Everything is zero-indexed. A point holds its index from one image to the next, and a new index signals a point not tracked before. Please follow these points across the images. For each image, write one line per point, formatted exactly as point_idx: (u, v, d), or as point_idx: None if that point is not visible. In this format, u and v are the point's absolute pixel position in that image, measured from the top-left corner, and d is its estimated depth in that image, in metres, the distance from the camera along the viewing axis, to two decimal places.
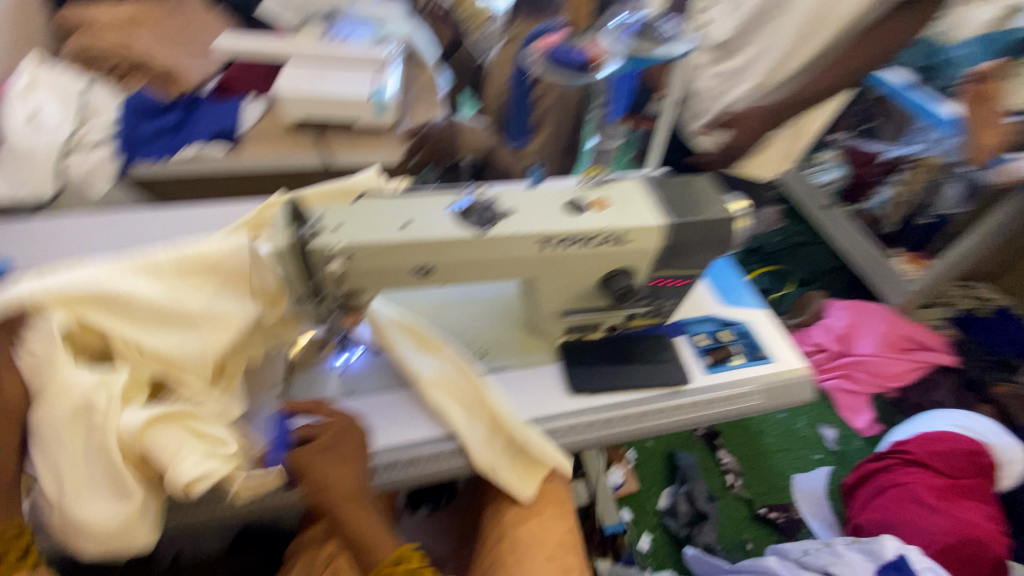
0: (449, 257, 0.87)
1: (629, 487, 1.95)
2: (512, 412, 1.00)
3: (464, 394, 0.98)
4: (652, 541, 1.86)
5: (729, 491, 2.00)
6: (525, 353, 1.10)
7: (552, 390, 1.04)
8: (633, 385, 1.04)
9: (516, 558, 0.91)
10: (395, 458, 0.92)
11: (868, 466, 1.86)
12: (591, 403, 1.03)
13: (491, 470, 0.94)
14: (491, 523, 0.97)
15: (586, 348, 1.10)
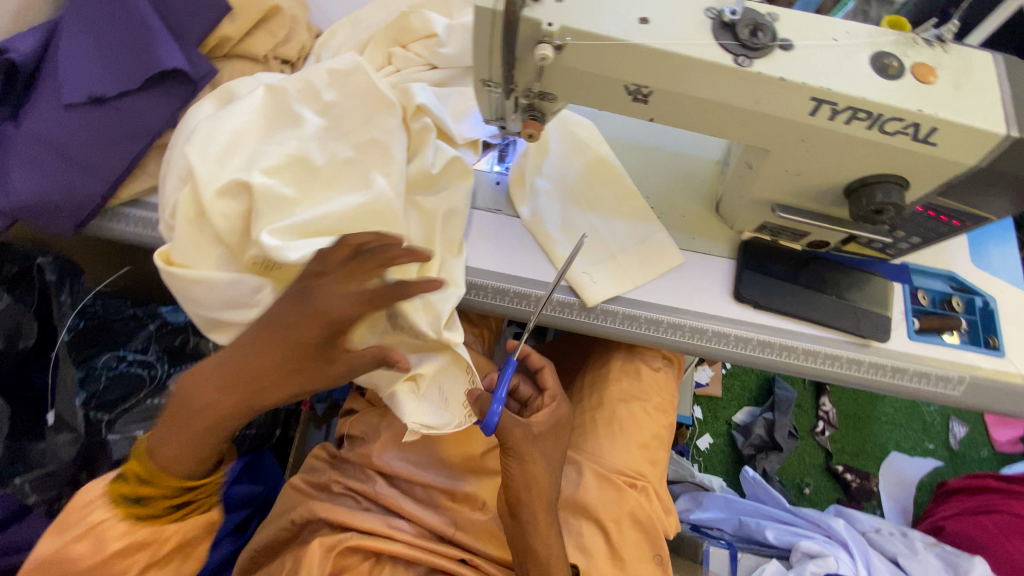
0: (683, 85, 0.65)
1: (712, 390, 1.81)
2: (662, 292, 0.87)
3: (626, 255, 0.88)
4: (712, 446, 1.77)
5: (816, 437, 1.79)
6: (697, 233, 0.93)
7: (714, 286, 0.88)
8: (815, 317, 0.85)
9: (610, 432, 0.86)
10: (526, 291, 0.85)
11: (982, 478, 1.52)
12: (753, 316, 0.86)
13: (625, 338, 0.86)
14: (593, 389, 0.92)
15: (774, 254, 0.90)
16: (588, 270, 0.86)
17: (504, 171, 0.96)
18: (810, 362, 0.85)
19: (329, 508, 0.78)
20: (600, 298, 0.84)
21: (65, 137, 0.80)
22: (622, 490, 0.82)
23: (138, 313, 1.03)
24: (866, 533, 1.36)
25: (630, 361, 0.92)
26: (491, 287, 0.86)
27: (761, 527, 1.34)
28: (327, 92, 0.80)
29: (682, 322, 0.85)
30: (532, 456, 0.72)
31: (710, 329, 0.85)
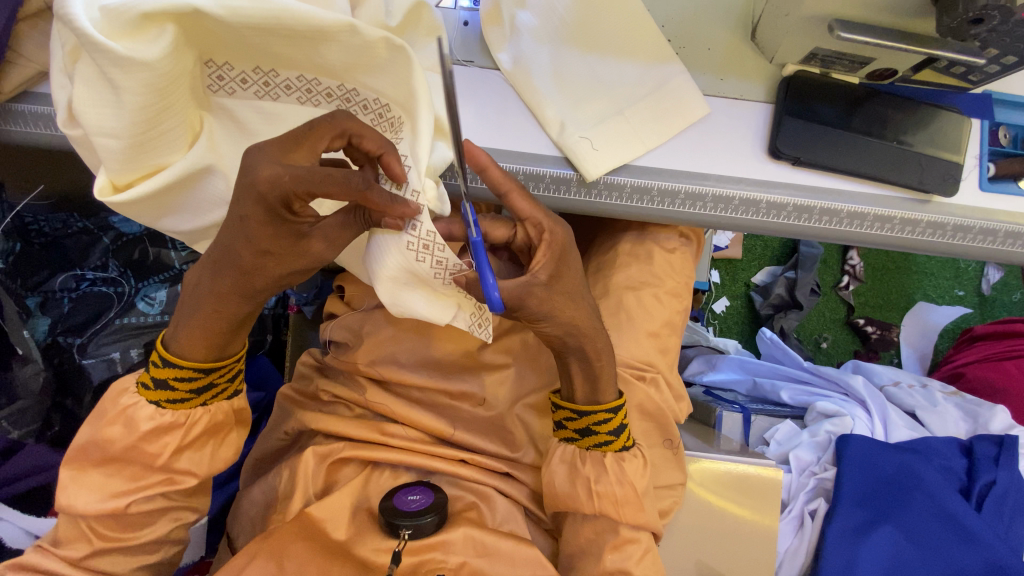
0: None
1: (731, 252, 1.70)
2: (680, 156, 0.71)
3: (639, 114, 0.71)
4: (728, 308, 1.71)
5: (840, 293, 1.71)
6: (725, 72, 0.74)
7: (745, 142, 0.72)
8: (865, 174, 0.70)
9: (616, 322, 0.77)
10: (510, 168, 0.69)
11: (1016, 321, 1.43)
12: (790, 177, 0.71)
13: (633, 216, 0.71)
14: (597, 277, 0.81)
15: (823, 93, 0.71)
16: (587, 135, 0.69)
17: (475, 8, 0.74)
18: (855, 228, 0.71)
19: (321, 420, 0.75)
20: (602, 170, 0.68)
21: None
22: (630, 383, 0.76)
23: (89, 226, 0.90)
24: (884, 388, 1.32)
25: (639, 241, 0.80)
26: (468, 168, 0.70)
27: (776, 388, 1.32)
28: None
29: (703, 192, 0.70)
30: (561, 306, 0.61)
31: (736, 198, 0.70)
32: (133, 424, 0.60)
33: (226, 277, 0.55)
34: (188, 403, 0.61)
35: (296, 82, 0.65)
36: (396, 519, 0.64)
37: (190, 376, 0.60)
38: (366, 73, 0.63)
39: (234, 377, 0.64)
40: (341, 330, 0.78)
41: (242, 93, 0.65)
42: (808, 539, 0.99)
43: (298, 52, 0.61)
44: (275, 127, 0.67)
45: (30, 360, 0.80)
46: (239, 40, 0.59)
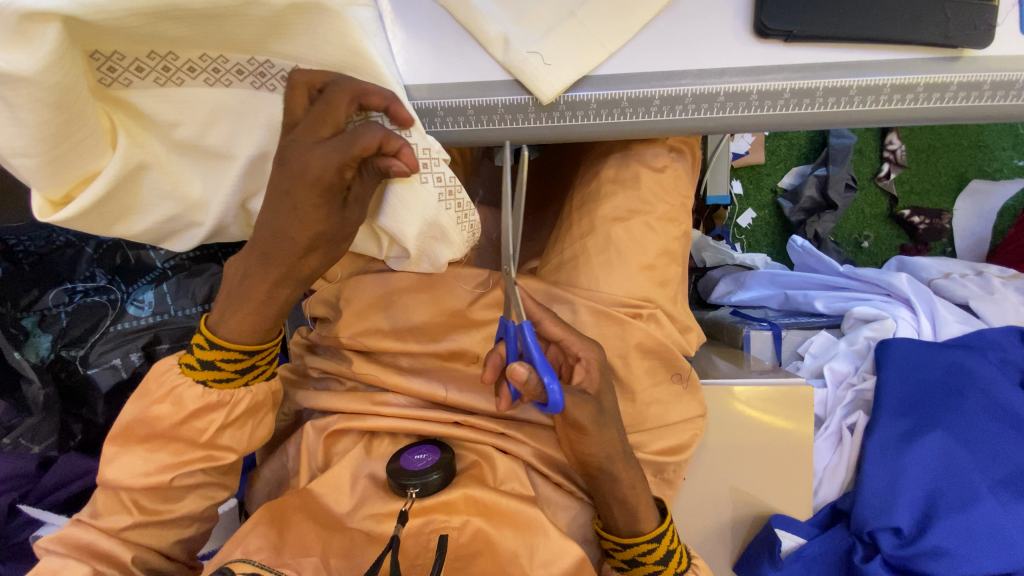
0: None
1: (753, 159, 1.55)
2: (650, 54, 0.60)
3: (594, 16, 0.61)
4: (755, 220, 1.59)
5: (880, 185, 1.54)
6: None
7: (725, 25, 0.60)
8: (874, 37, 0.58)
9: (606, 258, 0.70)
10: (459, 105, 0.62)
11: None
12: (784, 56, 0.60)
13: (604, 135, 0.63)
14: (580, 212, 0.74)
15: None
16: (537, 50, 0.60)
17: None
18: (866, 106, 0.60)
19: (315, 398, 0.74)
20: (558, 87, 0.59)
21: None
22: (626, 323, 0.69)
23: (70, 238, 0.88)
24: (932, 282, 1.21)
25: (624, 163, 0.72)
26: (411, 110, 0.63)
27: (810, 298, 1.21)
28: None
29: (681, 94, 0.60)
30: None
31: (721, 94, 0.60)
32: (181, 402, 0.60)
33: (274, 264, 0.57)
34: (232, 383, 0.62)
35: (200, 62, 0.56)
36: (405, 476, 0.63)
37: (236, 357, 0.61)
38: (279, 40, 0.56)
39: (273, 360, 0.65)
40: (320, 307, 0.75)
41: (140, 83, 0.55)
42: (849, 453, 0.93)
43: (195, 30, 0.53)
44: (189, 114, 0.58)
45: (31, 380, 0.82)
46: (135, 31, 0.51)
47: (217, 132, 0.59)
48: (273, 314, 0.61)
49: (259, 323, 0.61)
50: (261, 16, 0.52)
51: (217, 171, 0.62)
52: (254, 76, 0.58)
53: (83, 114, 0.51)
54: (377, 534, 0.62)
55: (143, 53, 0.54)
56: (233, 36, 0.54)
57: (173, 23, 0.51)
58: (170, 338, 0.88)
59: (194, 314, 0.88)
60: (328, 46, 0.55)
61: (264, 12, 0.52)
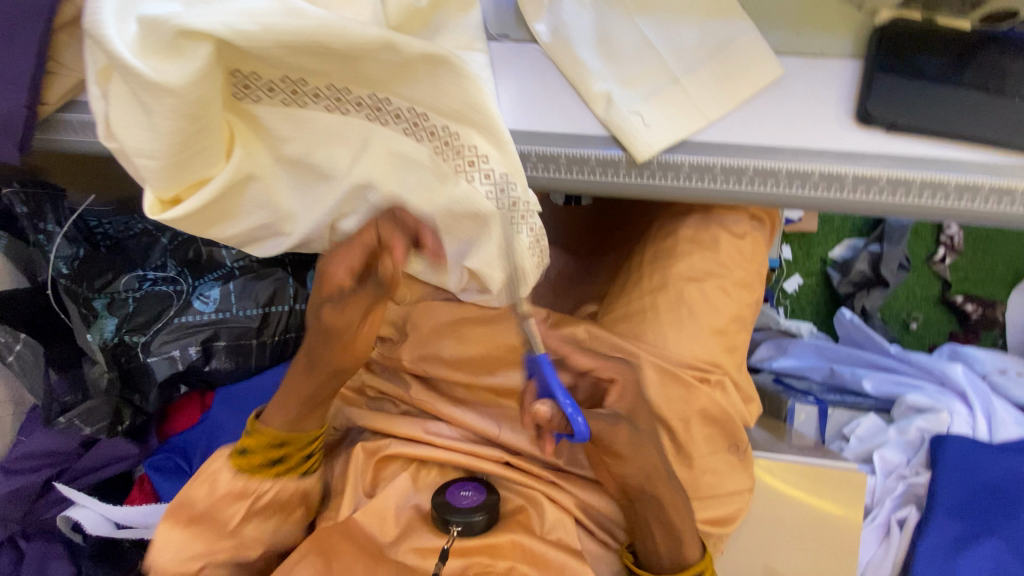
0: None
1: (806, 226, 1.54)
2: (750, 126, 0.61)
3: (699, 84, 0.62)
4: (802, 286, 1.56)
5: (934, 267, 1.52)
6: (803, 24, 0.63)
7: (827, 106, 0.61)
8: (978, 135, 0.58)
9: (675, 317, 0.70)
10: (552, 153, 0.64)
11: None
12: (885, 144, 0.59)
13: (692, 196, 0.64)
14: (651, 267, 0.74)
15: (924, 43, 0.60)
16: (638, 110, 0.62)
17: None
18: (964, 203, 0.59)
19: (367, 418, 0.75)
20: (655, 148, 0.60)
21: None
22: (691, 386, 0.68)
23: (149, 228, 0.94)
24: (987, 377, 1.16)
25: (702, 225, 0.72)
26: None
27: (858, 376, 1.18)
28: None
29: (776, 168, 0.60)
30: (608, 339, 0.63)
31: (817, 173, 0.60)
32: (215, 483, 0.67)
33: (304, 360, 0.67)
34: (261, 474, 0.67)
35: (325, 90, 0.58)
36: (449, 513, 0.63)
37: (271, 446, 0.68)
38: (402, 82, 0.57)
39: (308, 457, 0.70)
40: (385, 327, 0.76)
41: (269, 101, 0.58)
42: (896, 550, 0.92)
43: (329, 64, 0.55)
44: (303, 134, 0.60)
45: (96, 363, 0.85)
46: (276, 56, 0.54)
47: (323, 156, 0.61)
48: (309, 403, 0.69)
49: (289, 416, 0.68)
50: (393, 60, 0.54)
51: (316, 192, 0.63)
52: (367, 109, 0.60)
53: (210, 126, 0.54)
54: (419, 569, 0.63)
55: (275, 76, 0.57)
56: (362, 73, 0.56)
57: (309, 56, 0.54)
58: (227, 336, 0.89)
59: (254, 315, 0.91)
60: (447, 91, 0.57)
61: (395, 57, 0.54)
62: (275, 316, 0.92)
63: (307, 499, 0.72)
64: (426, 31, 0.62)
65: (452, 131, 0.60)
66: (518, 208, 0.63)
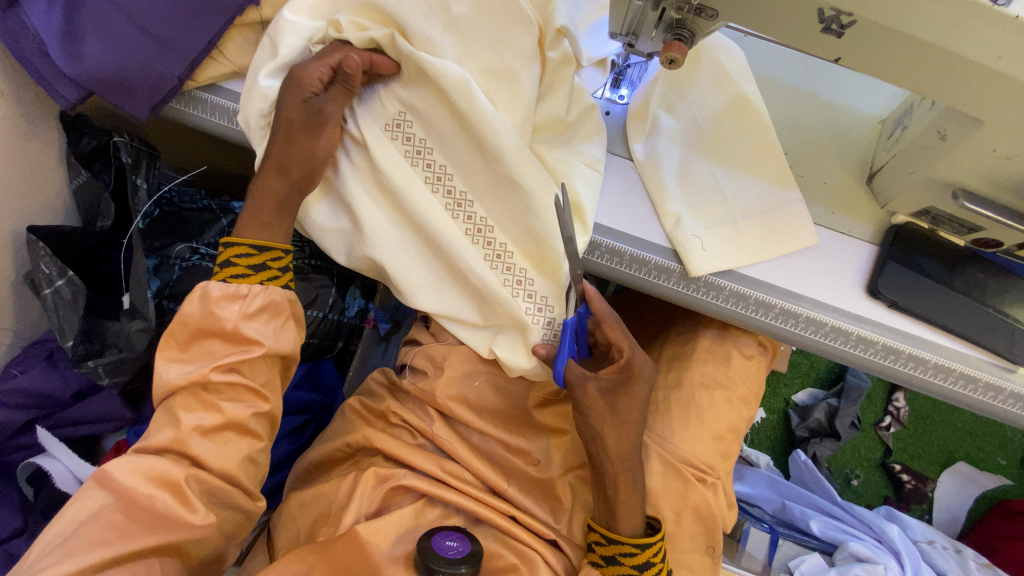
0: (904, 20, 0.50)
1: (779, 365, 1.69)
2: (783, 273, 0.74)
3: (749, 230, 0.75)
4: (763, 419, 1.69)
5: (879, 432, 1.67)
6: (836, 205, 0.78)
7: (844, 274, 0.75)
8: (957, 329, 0.72)
9: (685, 415, 0.79)
10: (620, 248, 0.74)
11: None
12: (884, 317, 0.73)
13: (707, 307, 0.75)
14: (670, 367, 0.84)
15: (926, 246, 0.75)
16: (700, 235, 0.74)
17: (615, 98, 0.82)
18: (938, 379, 0.72)
19: (385, 439, 0.78)
20: (707, 269, 0.72)
21: (147, 8, 0.72)
22: (690, 483, 0.75)
23: (211, 205, 0.99)
24: (918, 543, 1.27)
25: (720, 341, 0.83)
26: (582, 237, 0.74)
27: (806, 516, 1.27)
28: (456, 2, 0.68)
29: (798, 311, 0.73)
30: (608, 412, 0.68)
31: (828, 324, 0.73)
32: (205, 299, 0.65)
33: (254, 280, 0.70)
34: (246, 278, 0.67)
35: (435, 168, 0.73)
36: (435, 562, 0.64)
37: (253, 261, 0.68)
38: (489, 197, 0.72)
39: (284, 269, 0.71)
40: (422, 358, 0.82)
41: (397, 146, 0.72)
42: None
43: (460, 144, 0.71)
44: (406, 181, 0.72)
45: (135, 319, 0.83)
46: (435, 124, 0.71)
47: (422, 202, 0.71)
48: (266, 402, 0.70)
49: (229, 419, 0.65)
50: (495, 166, 0.70)
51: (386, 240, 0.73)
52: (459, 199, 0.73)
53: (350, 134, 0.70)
54: None
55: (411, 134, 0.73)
56: (469, 169, 0.72)
57: (451, 134, 0.71)
58: None
59: None
60: (517, 213, 0.71)
61: (498, 165, 0.70)
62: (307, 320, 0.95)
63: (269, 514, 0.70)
64: (562, 138, 0.75)
65: (508, 250, 0.73)
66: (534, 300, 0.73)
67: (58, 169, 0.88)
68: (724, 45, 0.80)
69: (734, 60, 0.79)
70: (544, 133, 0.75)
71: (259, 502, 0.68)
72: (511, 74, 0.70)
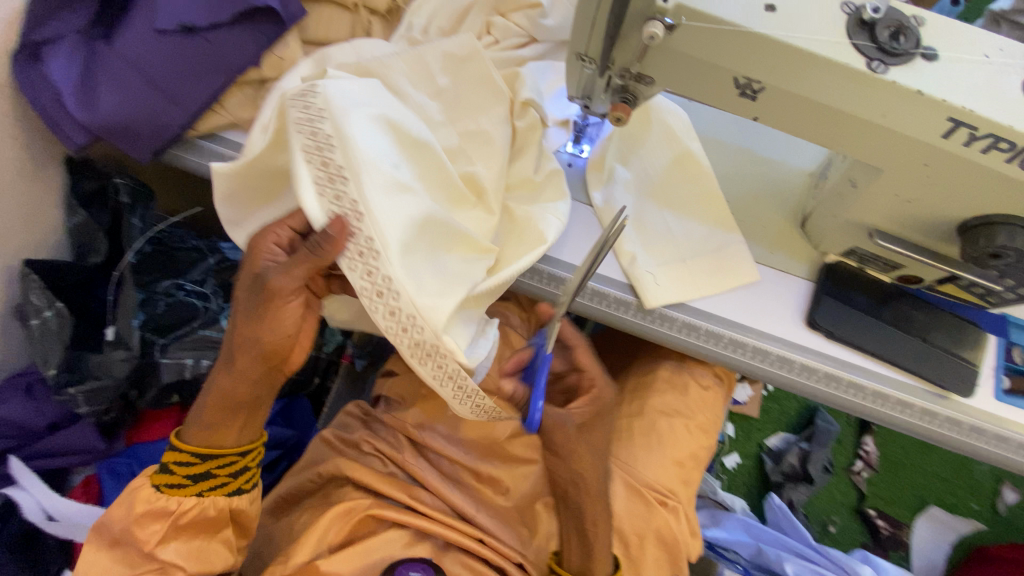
0: (803, 86, 0.59)
1: (750, 410, 1.73)
2: (731, 307, 0.81)
3: (701, 269, 0.82)
4: (739, 465, 1.71)
5: (852, 476, 1.70)
6: (776, 247, 0.86)
7: (786, 307, 0.82)
8: (890, 357, 0.78)
9: (646, 443, 0.83)
10: (562, 276, 0.81)
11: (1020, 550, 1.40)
12: (824, 346, 0.79)
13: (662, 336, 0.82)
14: (632, 397, 0.88)
15: (857, 282, 0.83)
16: (654, 272, 0.81)
17: (577, 153, 0.91)
18: (878, 404, 0.78)
19: (358, 468, 0.80)
20: (662, 302, 0.79)
21: (155, 66, 0.80)
22: (652, 507, 0.78)
23: (200, 246, 1.05)
24: None
25: (678, 372, 0.88)
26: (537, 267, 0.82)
27: (781, 559, 1.28)
28: (441, 76, 0.80)
29: (745, 341, 0.79)
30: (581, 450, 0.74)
31: (774, 352, 0.79)
32: (132, 504, 0.65)
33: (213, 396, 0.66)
34: (183, 489, 0.66)
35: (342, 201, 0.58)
36: None
37: (188, 461, 0.67)
38: (400, 242, 0.58)
39: (236, 474, 0.69)
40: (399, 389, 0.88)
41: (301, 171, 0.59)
42: None
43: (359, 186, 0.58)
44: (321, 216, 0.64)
45: (124, 348, 0.87)
46: (351, 163, 0.58)
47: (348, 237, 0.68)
48: (225, 405, 0.67)
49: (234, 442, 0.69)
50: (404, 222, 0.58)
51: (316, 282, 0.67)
52: (358, 250, 0.57)
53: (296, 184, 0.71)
54: None
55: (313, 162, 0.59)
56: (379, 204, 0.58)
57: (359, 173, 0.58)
58: None
59: None
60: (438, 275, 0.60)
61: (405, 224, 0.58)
62: None
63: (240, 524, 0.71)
64: (531, 196, 0.81)
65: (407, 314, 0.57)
66: (424, 356, 0.58)
67: (56, 207, 0.93)
68: (668, 106, 0.91)
69: (679, 119, 0.90)
70: (515, 191, 0.81)
71: (232, 526, 0.70)
72: (486, 135, 0.78)
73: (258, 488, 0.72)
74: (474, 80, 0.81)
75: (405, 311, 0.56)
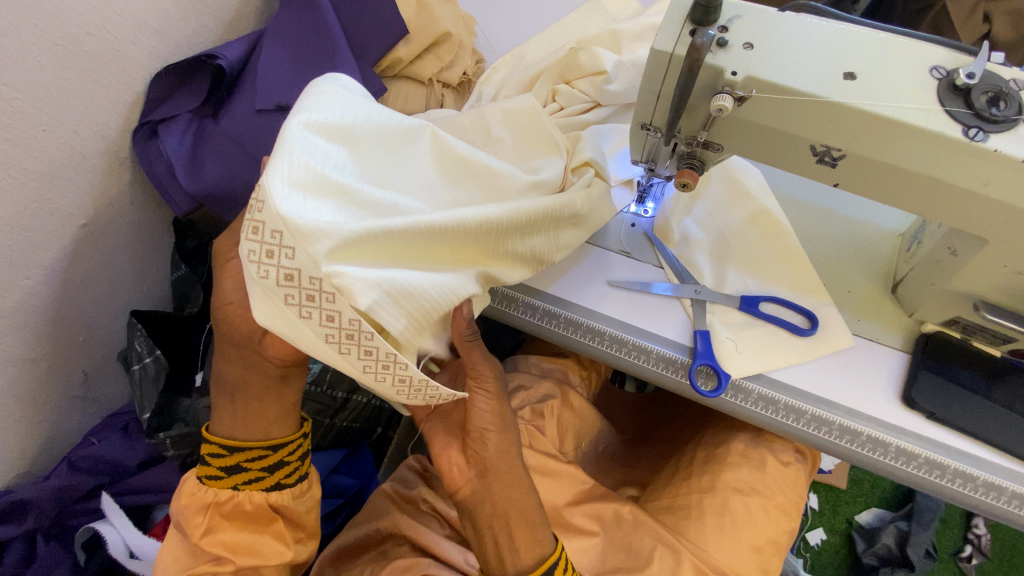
0: (888, 152, 0.55)
1: (835, 479, 1.57)
2: (813, 379, 0.75)
3: (779, 340, 0.77)
4: (824, 542, 1.53)
5: (960, 564, 1.47)
6: (862, 313, 0.80)
7: (877, 380, 0.75)
8: (1006, 444, 0.68)
9: (718, 523, 0.76)
10: (623, 337, 0.77)
11: None
12: (925, 428, 0.71)
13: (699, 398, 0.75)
14: (702, 469, 0.83)
15: (959, 356, 0.75)
16: (729, 338, 0.77)
17: (640, 213, 0.89)
18: (994, 499, 0.67)
19: (414, 526, 0.80)
20: (738, 372, 0.74)
21: (252, 140, 0.89)
22: None
23: None
24: None
25: (754, 444, 0.82)
26: (588, 325, 0.79)
27: None
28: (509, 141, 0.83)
29: (830, 418, 0.72)
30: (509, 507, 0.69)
31: (864, 433, 0.71)
32: (184, 493, 0.70)
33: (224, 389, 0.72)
34: (218, 481, 0.69)
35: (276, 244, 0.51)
36: None
37: (218, 453, 0.70)
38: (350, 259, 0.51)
39: (270, 467, 0.70)
40: None
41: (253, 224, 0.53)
42: None
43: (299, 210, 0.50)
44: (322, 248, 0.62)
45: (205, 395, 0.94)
46: (290, 199, 0.50)
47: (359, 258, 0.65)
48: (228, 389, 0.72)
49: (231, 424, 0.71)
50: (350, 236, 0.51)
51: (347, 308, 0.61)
52: (306, 294, 0.52)
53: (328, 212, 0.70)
54: None
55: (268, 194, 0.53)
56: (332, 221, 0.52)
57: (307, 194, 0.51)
58: (310, 409, 0.98)
59: (338, 398, 1.00)
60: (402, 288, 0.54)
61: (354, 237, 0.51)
62: (353, 404, 1.02)
63: (287, 511, 0.71)
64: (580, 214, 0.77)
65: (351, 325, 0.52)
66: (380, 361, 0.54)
67: (163, 262, 1.04)
68: (740, 169, 0.89)
69: (754, 180, 0.88)
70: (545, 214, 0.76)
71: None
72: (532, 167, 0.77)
73: (302, 483, 0.73)
74: (536, 143, 0.82)
75: (382, 350, 0.52)
